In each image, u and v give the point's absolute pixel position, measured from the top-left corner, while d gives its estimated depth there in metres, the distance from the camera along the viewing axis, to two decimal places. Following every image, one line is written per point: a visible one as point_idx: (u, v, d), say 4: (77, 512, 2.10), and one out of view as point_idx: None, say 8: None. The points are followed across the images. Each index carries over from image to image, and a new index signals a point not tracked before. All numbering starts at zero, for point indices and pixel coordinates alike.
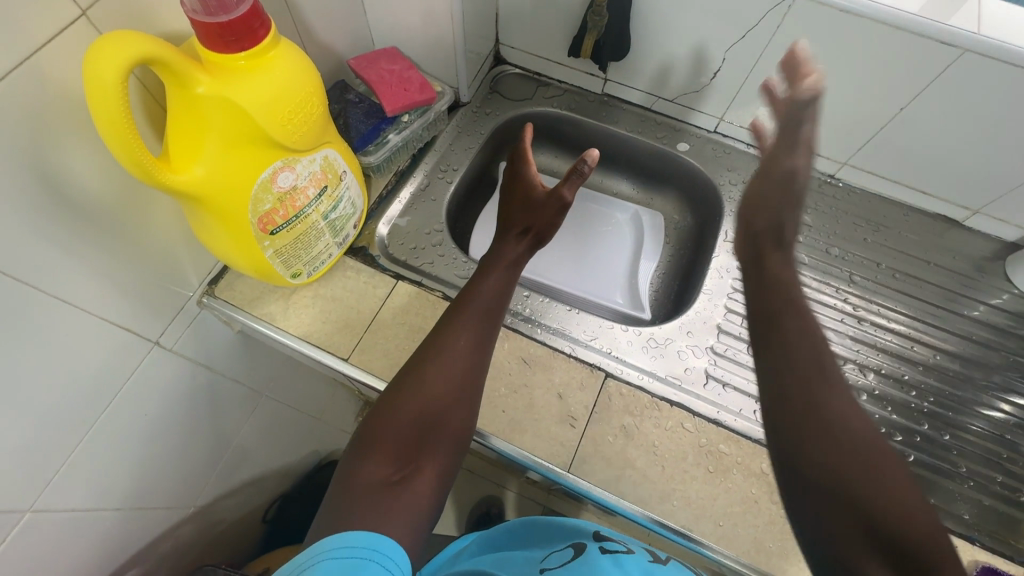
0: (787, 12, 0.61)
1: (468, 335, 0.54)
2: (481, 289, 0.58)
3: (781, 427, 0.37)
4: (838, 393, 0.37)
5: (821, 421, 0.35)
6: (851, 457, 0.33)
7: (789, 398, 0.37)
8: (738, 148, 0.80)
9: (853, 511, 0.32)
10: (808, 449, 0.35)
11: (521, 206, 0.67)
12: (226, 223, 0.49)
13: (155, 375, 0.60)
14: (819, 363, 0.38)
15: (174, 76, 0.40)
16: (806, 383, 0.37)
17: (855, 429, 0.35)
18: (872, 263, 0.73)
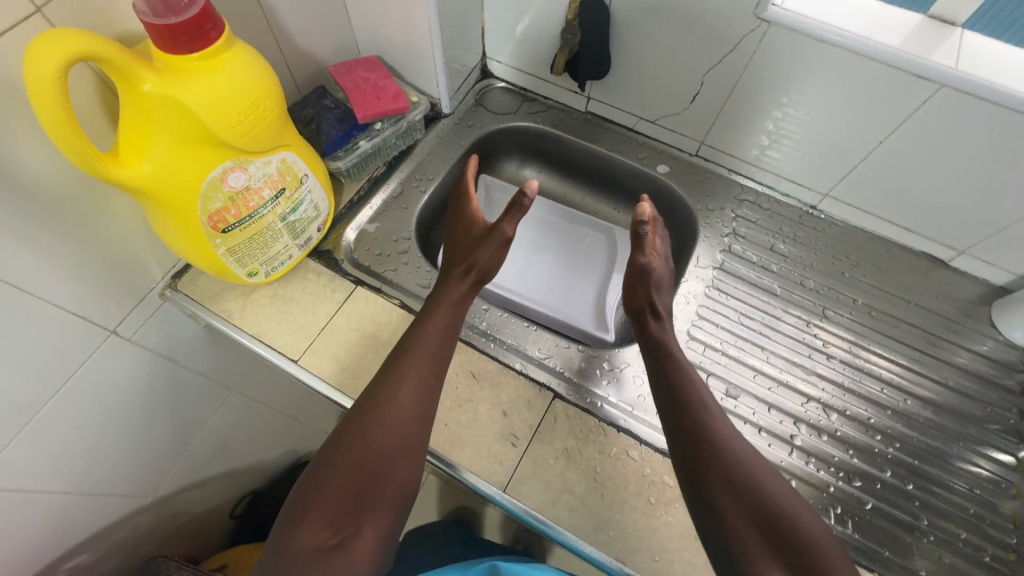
0: (763, 39, 0.60)
1: (409, 386, 0.53)
2: (423, 335, 0.57)
3: (703, 504, 0.48)
4: (727, 455, 0.49)
5: (724, 489, 0.48)
6: (742, 500, 0.47)
7: (696, 475, 0.49)
8: (719, 173, 0.78)
9: (757, 541, 0.46)
10: (725, 512, 0.47)
11: (462, 242, 0.65)
12: (176, 219, 0.50)
13: (111, 363, 0.61)
14: (703, 429, 0.51)
15: (121, 73, 0.41)
16: (700, 450, 0.50)
17: (741, 469, 0.49)
18: (848, 299, 0.70)
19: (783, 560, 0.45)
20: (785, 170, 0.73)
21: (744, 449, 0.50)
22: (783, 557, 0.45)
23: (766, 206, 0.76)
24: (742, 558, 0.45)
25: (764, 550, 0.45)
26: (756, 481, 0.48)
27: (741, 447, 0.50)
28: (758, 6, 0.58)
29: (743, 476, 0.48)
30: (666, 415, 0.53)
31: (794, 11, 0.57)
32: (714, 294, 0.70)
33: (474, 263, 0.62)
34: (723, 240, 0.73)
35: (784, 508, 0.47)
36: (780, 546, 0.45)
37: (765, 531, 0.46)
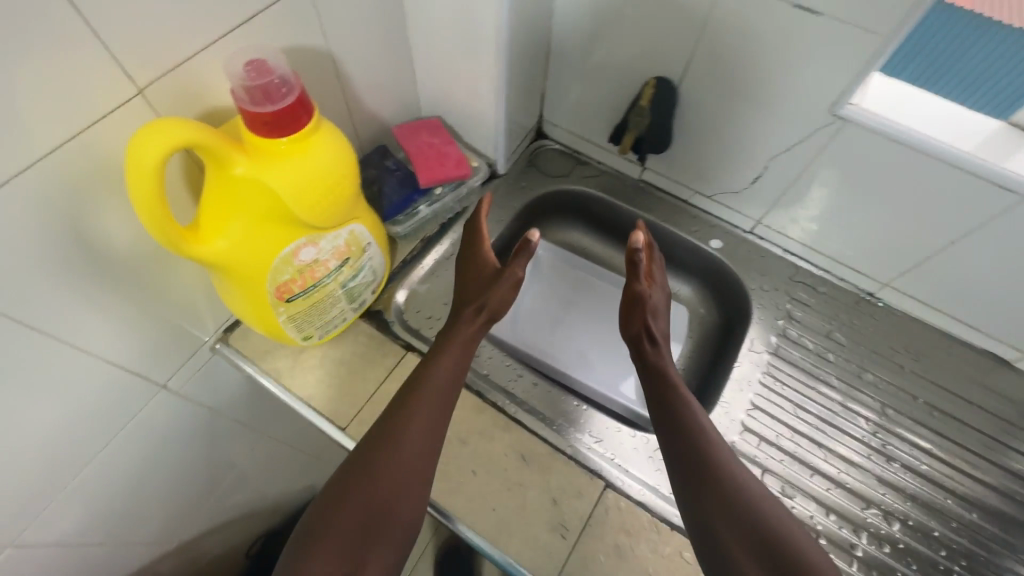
0: (835, 135, 0.60)
1: (417, 425, 0.53)
2: (434, 371, 0.57)
3: (699, 525, 0.49)
4: (723, 476, 0.50)
5: (718, 509, 0.48)
6: (736, 520, 0.47)
7: (689, 492, 0.50)
8: (773, 252, 0.77)
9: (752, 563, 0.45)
10: (720, 529, 0.47)
11: (473, 282, 0.65)
12: (244, 290, 0.49)
13: (156, 416, 0.61)
14: (699, 447, 0.52)
15: (215, 157, 0.41)
16: (693, 469, 0.51)
17: (735, 488, 0.49)
18: (907, 395, 0.67)
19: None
20: (845, 256, 0.72)
21: (740, 468, 0.51)
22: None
23: (822, 290, 0.74)
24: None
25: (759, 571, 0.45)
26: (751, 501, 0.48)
27: (736, 466, 0.51)
28: (833, 104, 0.57)
29: (736, 494, 0.49)
30: (661, 435, 0.54)
31: (872, 111, 0.57)
32: (770, 381, 0.67)
33: (487, 303, 0.63)
34: (778, 323, 0.72)
35: (779, 527, 0.47)
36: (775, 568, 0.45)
37: (760, 553, 0.45)
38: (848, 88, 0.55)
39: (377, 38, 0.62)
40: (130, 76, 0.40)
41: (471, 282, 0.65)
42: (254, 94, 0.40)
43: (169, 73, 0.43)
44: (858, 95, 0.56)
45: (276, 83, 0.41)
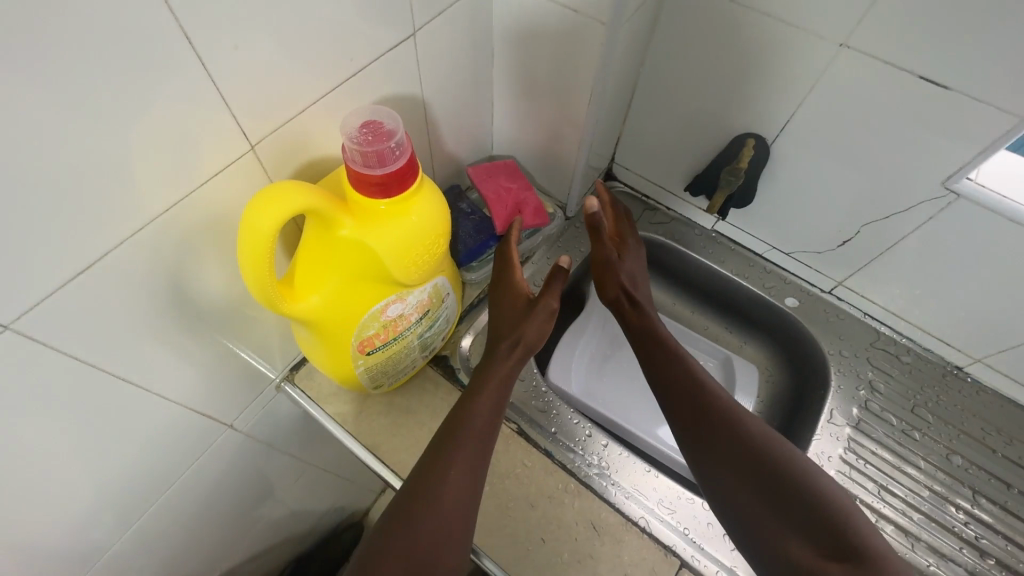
0: (945, 208, 0.57)
1: (458, 468, 0.48)
2: (472, 411, 0.52)
3: (722, 494, 0.50)
4: (724, 422, 0.52)
5: (736, 473, 0.50)
6: (757, 482, 0.49)
7: (708, 465, 0.52)
8: (852, 315, 0.73)
9: (779, 523, 0.46)
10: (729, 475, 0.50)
11: (507, 318, 0.60)
12: (329, 345, 0.48)
13: (218, 452, 0.60)
14: (712, 416, 0.53)
15: (321, 219, 0.40)
16: (707, 442, 0.52)
17: (750, 448, 0.50)
18: (1000, 483, 0.63)
19: (809, 535, 0.45)
20: (934, 326, 0.68)
21: (758, 432, 0.52)
22: (812, 535, 0.45)
23: (906, 360, 0.71)
24: (769, 539, 0.46)
25: (788, 527, 0.46)
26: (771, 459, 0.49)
27: (752, 428, 0.52)
28: (948, 177, 0.54)
29: (753, 453, 0.50)
30: (672, 416, 0.56)
31: (991, 187, 0.54)
32: (851, 458, 0.64)
33: (522, 336, 0.58)
34: (859, 394, 0.68)
35: (804, 484, 0.47)
36: (803, 523, 0.46)
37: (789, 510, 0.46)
38: (966, 163, 0.52)
39: (464, 82, 0.61)
40: (245, 134, 0.40)
41: (505, 318, 0.60)
42: (367, 157, 0.39)
43: (278, 129, 0.42)
44: (976, 170, 0.54)
45: (391, 147, 0.39)
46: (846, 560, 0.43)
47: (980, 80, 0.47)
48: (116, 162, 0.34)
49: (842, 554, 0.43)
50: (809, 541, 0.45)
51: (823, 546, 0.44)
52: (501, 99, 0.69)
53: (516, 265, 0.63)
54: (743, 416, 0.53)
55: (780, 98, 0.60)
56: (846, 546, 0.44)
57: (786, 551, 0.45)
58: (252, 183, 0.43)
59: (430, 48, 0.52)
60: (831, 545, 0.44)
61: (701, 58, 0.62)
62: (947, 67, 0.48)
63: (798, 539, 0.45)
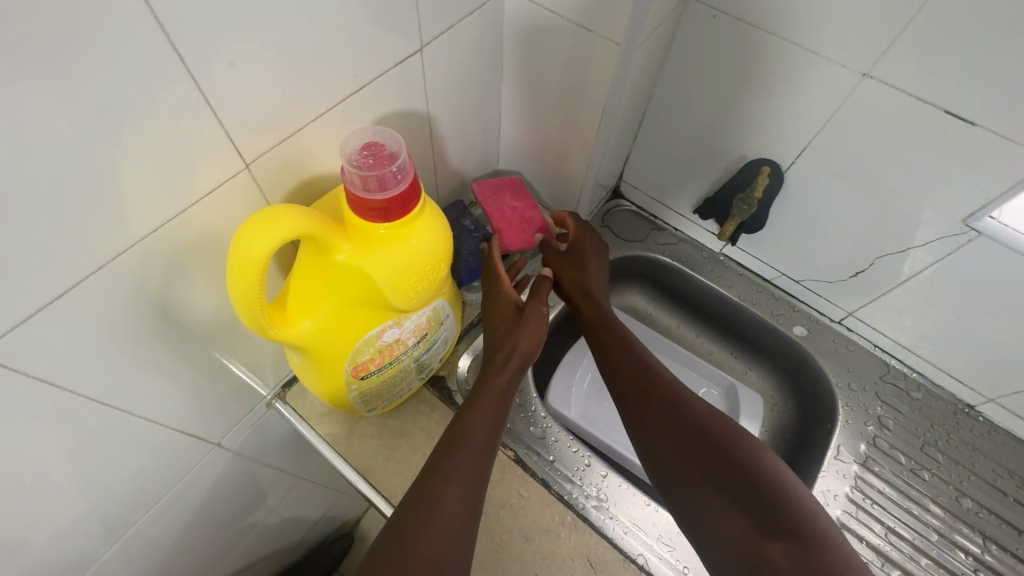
0: (965, 245, 0.55)
1: (453, 486, 0.44)
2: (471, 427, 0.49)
3: (664, 475, 0.49)
4: (669, 406, 0.51)
5: (676, 450, 0.48)
6: (696, 457, 0.47)
7: (649, 445, 0.50)
8: (862, 346, 0.71)
9: (718, 497, 0.45)
10: (674, 464, 0.48)
11: (501, 331, 0.57)
12: (322, 368, 0.46)
13: (206, 471, 0.58)
14: (655, 394, 0.52)
15: (317, 243, 0.38)
16: (649, 422, 0.51)
17: (690, 424, 0.49)
18: (1011, 528, 0.61)
19: (748, 508, 0.44)
20: (946, 363, 0.66)
21: (699, 408, 0.51)
22: (751, 508, 0.43)
23: (916, 396, 0.69)
24: (707, 516, 0.45)
25: (726, 500, 0.45)
26: (710, 432, 0.48)
27: (693, 404, 0.51)
28: (969, 214, 0.53)
29: (693, 427, 0.49)
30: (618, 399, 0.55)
31: (1015, 229, 0.52)
32: (858, 497, 0.63)
33: (515, 347, 0.55)
34: (867, 430, 0.66)
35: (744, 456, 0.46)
36: (741, 497, 0.44)
37: (736, 493, 0.44)
38: (988, 201, 0.51)
39: (471, 97, 0.59)
40: (240, 152, 0.38)
41: (499, 332, 0.57)
42: (367, 181, 0.37)
43: (275, 147, 0.40)
44: (999, 209, 0.52)
45: (392, 171, 0.38)
46: (785, 533, 0.42)
47: (1009, 118, 0.46)
48: (102, 183, 0.32)
49: (780, 526, 0.42)
50: (747, 514, 0.43)
51: (761, 518, 0.43)
52: (509, 114, 0.67)
53: (502, 275, 0.59)
54: (685, 394, 0.52)
55: (798, 125, 0.58)
56: (784, 516, 0.42)
57: (725, 527, 0.44)
58: (246, 202, 0.41)
59: (438, 64, 0.50)
60: (769, 516, 0.43)
61: (717, 81, 0.60)
62: (974, 103, 0.46)
63: (736, 512, 0.44)
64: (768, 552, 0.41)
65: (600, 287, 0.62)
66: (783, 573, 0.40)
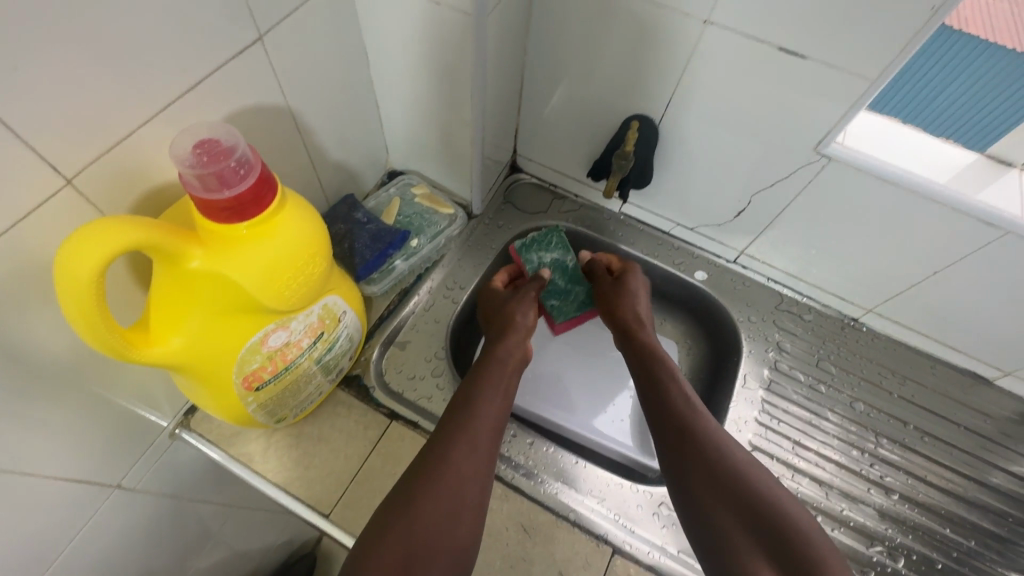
0: (820, 172, 0.59)
1: (488, 392, 0.53)
2: (506, 347, 0.59)
3: (692, 507, 0.45)
4: (704, 437, 0.48)
5: (706, 483, 0.45)
6: (729, 496, 0.44)
7: (678, 477, 0.47)
8: (757, 281, 0.76)
9: (747, 541, 0.41)
10: (701, 495, 0.45)
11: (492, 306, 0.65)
12: (207, 386, 0.44)
13: (115, 523, 0.53)
14: (690, 430, 0.48)
15: (164, 255, 0.36)
16: (682, 454, 0.47)
17: (725, 466, 0.45)
18: (898, 422, 0.68)
19: (774, 556, 0.40)
20: (827, 283, 0.72)
21: (738, 449, 0.47)
22: (777, 560, 0.39)
23: (809, 318, 0.74)
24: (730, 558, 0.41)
25: (753, 549, 0.41)
26: (744, 476, 0.44)
27: (734, 448, 0.47)
28: (819, 142, 0.57)
29: (728, 468, 0.45)
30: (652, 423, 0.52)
31: (855, 149, 0.57)
32: (766, 419, 0.68)
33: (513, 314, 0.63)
34: (768, 356, 0.72)
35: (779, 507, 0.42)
36: (776, 555, 0.40)
37: (772, 547, 0.40)
38: (832, 128, 0.55)
39: (336, 85, 0.57)
40: (55, 168, 0.35)
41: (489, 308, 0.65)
42: (206, 180, 0.35)
43: (101, 156, 0.37)
44: (842, 133, 0.56)
45: (232, 167, 0.36)
46: None
47: (833, 48, 0.49)
48: None
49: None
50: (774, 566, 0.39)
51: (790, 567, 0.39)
52: (385, 100, 0.65)
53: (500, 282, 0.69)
54: (725, 437, 0.48)
55: (660, 77, 0.60)
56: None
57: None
58: (74, 221, 0.37)
59: (286, 51, 0.48)
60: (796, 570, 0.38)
61: (581, 44, 0.61)
62: (802, 38, 0.50)
63: (762, 560, 0.40)
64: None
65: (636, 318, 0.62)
66: None
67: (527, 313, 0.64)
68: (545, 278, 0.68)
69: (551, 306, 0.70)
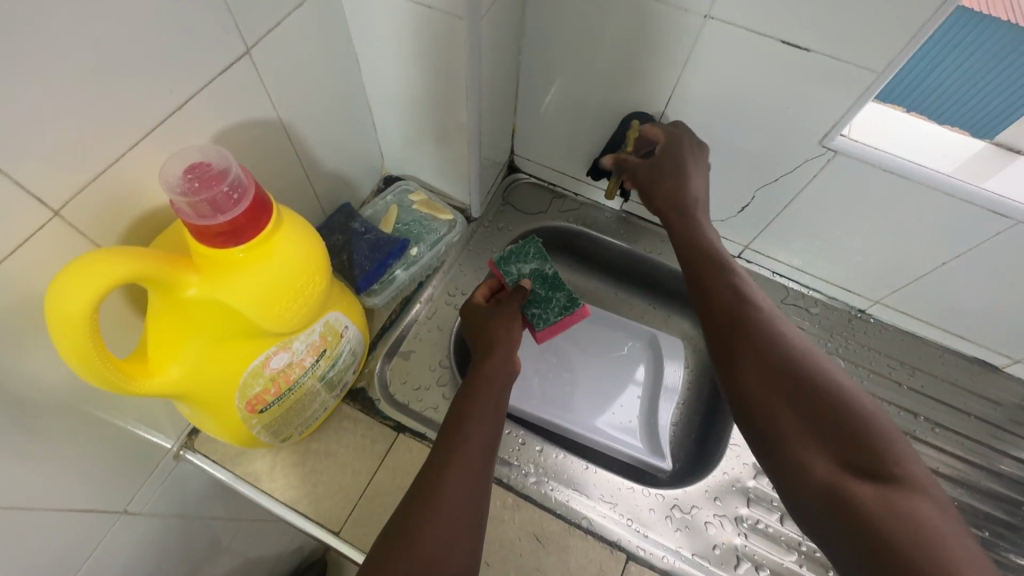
0: (825, 165, 0.58)
1: (478, 409, 0.52)
2: (495, 362, 0.57)
3: (754, 408, 0.44)
4: (775, 355, 0.44)
5: (772, 394, 0.43)
6: (797, 400, 0.42)
7: (729, 364, 0.46)
8: (762, 275, 0.75)
9: (795, 407, 0.42)
10: (762, 395, 0.43)
11: (474, 322, 0.63)
12: (211, 411, 0.43)
13: (123, 549, 0.53)
14: (746, 316, 0.48)
15: (160, 284, 0.35)
16: (742, 362, 0.45)
17: (794, 367, 0.43)
18: (908, 413, 0.68)
19: (834, 447, 0.40)
20: (833, 276, 0.71)
21: (817, 365, 0.43)
22: (830, 438, 0.40)
23: (815, 311, 0.73)
24: (785, 443, 0.41)
25: (809, 437, 0.41)
26: (814, 381, 0.42)
27: (787, 334, 0.46)
28: (824, 135, 0.55)
29: (795, 373, 0.43)
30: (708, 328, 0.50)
31: (861, 141, 0.55)
32: None
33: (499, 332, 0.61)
34: None
35: (856, 416, 0.40)
36: (830, 438, 0.40)
37: (823, 429, 0.40)
38: (837, 121, 0.54)
39: (327, 93, 0.56)
40: (42, 200, 0.34)
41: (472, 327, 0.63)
42: (198, 208, 0.34)
43: (89, 185, 0.36)
44: (847, 126, 0.55)
45: (225, 192, 0.35)
46: (867, 472, 0.38)
47: (838, 40, 0.48)
48: None
49: (872, 477, 0.37)
50: (827, 450, 0.40)
51: (854, 468, 0.38)
52: (378, 105, 0.63)
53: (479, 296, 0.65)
54: (790, 341, 0.45)
55: (659, 73, 0.59)
56: (877, 461, 0.38)
57: (806, 469, 0.40)
58: (64, 251, 0.36)
59: (275, 64, 0.47)
60: (854, 459, 0.39)
61: (578, 42, 0.60)
62: (805, 31, 0.48)
63: (823, 452, 0.40)
64: (854, 496, 0.37)
65: (699, 197, 0.59)
66: (863, 510, 0.36)
67: (509, 327, 0.62)
68: (526, 289, 0.65)
69: (532, 314, 0.66)
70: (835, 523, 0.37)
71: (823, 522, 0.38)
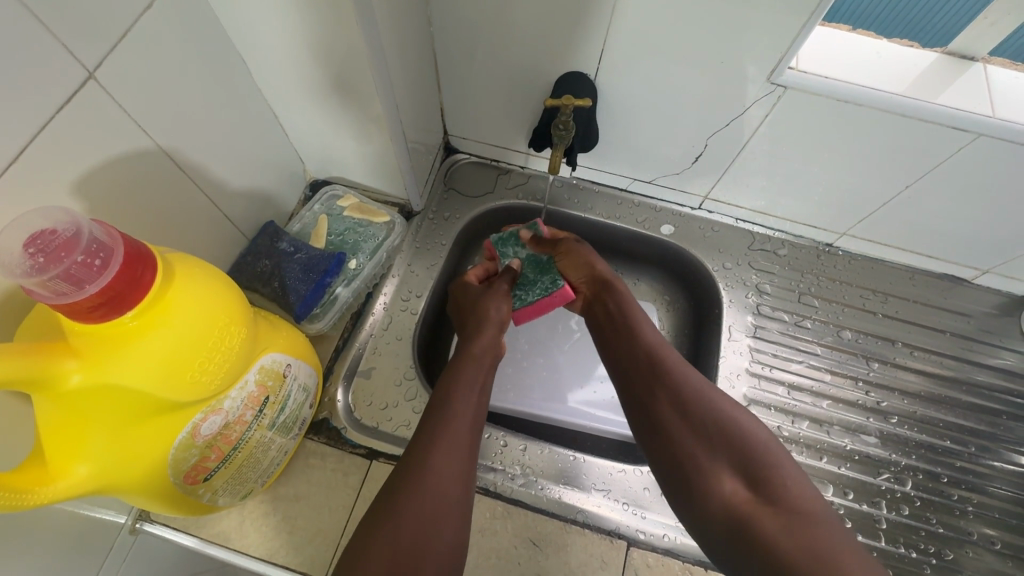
0: (777, 102, 0.54)
1: (463, 384, 0.49)
2: (479, 337, 0.55)
3: (661, 444, 0.47)
4: (672, 385, 0.48)
5: (679, 427, 0.47)
6: (700, 430, 0.46)
7: (647, 416, 0.49)
8: (726, 224, 0.72)
9: (694, 434, 0.46)
10: (670, 431, 0.47)
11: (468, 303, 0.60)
12: (144, 495, 0.38)
13: None
14: (653, 357, 0.51)
15: (33, 380, 0.30)
16: (652, 398, 0.49)
17: (697, 404, 0.47)
18: (886, 340, 0.67)
19: (736, 471, 0.43)
20: (797, 215, 0.68)
21: (706, 387, 0.48)
22: (732, 459, 0.44)
23: (784, 253, 0.71)
24: (697, 480, 0.44)
25: (718, 465, 0.44)
26: (715, 417, 0.46)
27: (690, 372, 0.49)
28: (771, 71, 0.51)
29: (699, 413, 0.46)
30: (619, 368, 0.53)
31: (811, 72, 0.51)
32: (758, 369, 0.65)
33: (485, 306, 0.58)
34: (750, 301, 0.69)
35: (753, 443, 0.44)
36: (731, 460, 0.44)
37: (720, 450, 0.44)
38: (784, 54, 0.49)
39: (217, 107, 0.48)
40: None
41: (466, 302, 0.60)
42: (53, 286, 0.29)
43: None
44: (795, 58, 0.51)
45: (82, 262, 0.29)
46: (756, 488, 0.42)
47: None
48: None
49: (776, 501, 0.40)
50: (732, 472, 0.43)
51: (756, 493, 0.41)
52: (282, 109, 0.56)
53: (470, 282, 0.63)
54: (692, 378, 0.49)
55: (587, 28, 0.53)
56: (766, 474, 0.42)
57: (716, 494, 0.43)
58: None
59: (137, 85, 0.39)
60: (752, 477, 0.42)
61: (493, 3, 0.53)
62: None
63: (729, 479, 0.43)
64: (762, 527, 0.39)
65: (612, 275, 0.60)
66: (771, 540, 0.38)
67: (500, 306, 0.58)
68: (517, 270, 0.62)
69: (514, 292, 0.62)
70: (747, 551, 0.40)
71: (734, 552, 0.41)
